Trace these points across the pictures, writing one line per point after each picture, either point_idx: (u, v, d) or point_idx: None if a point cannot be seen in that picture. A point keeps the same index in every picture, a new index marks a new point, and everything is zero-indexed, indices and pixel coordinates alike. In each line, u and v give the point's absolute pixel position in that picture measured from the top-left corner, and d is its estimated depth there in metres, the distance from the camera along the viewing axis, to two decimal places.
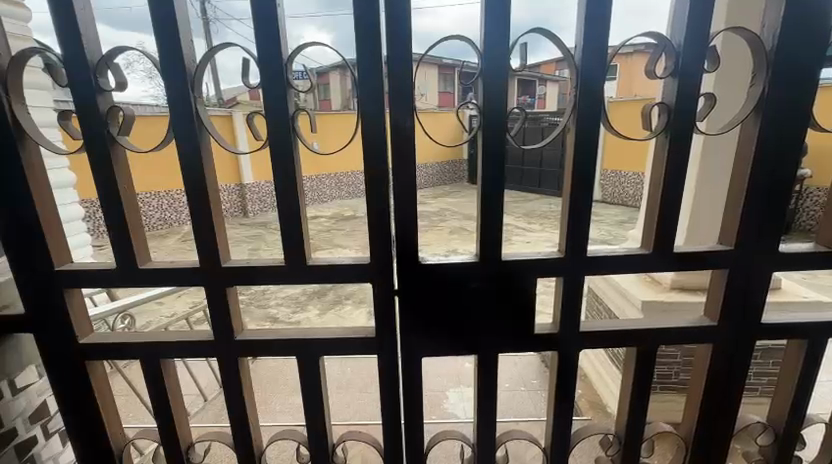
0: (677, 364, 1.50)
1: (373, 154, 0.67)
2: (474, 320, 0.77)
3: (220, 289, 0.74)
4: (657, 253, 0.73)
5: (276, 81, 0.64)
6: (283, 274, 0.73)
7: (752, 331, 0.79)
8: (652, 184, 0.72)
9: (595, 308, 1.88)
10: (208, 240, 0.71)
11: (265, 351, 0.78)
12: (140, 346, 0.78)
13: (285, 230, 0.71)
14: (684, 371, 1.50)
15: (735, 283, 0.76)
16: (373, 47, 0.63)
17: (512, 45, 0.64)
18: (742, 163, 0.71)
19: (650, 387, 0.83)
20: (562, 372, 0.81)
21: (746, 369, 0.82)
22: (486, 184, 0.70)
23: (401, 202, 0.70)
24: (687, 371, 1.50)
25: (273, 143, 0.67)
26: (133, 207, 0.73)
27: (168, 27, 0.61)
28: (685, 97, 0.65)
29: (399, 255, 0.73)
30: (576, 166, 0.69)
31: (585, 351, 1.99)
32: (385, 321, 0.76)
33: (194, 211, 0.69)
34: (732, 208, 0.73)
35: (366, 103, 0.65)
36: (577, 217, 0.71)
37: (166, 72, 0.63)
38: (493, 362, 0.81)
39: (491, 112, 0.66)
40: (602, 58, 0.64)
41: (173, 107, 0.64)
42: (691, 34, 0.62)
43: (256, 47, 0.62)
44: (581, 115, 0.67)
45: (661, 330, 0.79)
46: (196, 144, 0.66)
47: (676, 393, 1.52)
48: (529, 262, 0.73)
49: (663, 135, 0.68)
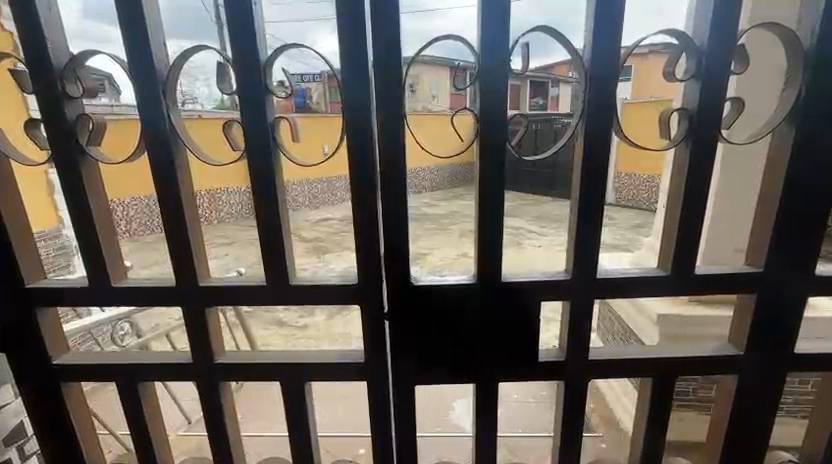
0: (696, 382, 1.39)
1: (359, 165, 0.62)
2: (472, 345, 0.71)
3: (197, 309, 0.69)
4: (676, 274, 0.66)
5: (254, 84, 0.59)
6: (264, 294, 0.68)
7: (784, 361, 0.71)
8: (670, 197, 0.65)
9: (608, 319, 1.79)
10: (184, 257, 0.66)
11: (248, 375, 0.73)
12: (113, 369, 0.73)
13: (266, 247, 0.66)
14: (702, 388, 1.40)
15: (765, 309, 0.68)
16: (358, 48, 0.58)
17: (512, 46, 0.58)
18: (773, 174, 0.64)
19: (667, 420, 0.75)
20: (570, 403, 0.74)
21: (776, 401, 0.73)
22: (484, 197, 0.64)
23: (391, 217, 0.64)
24: (705, 389, 1.39)
25: (251, 152, 0.62)
26: (106, 221, 0.68)
27: (139, 29, 0.57)
28: (708, 100, 0.58)
29: (389, 274, 0.67)
30: (584, 177, 0.62)
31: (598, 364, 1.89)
32: (375, 347, 0.70)
33: (169, 226, 0.65)
34: (762, 224, 0.66)
35: (350, 109, 0.60)
36: (586, 233, 0.64)
37: (136, 75, 0.58)
38: (493, 391, 0.74)
39: (488, 118, 0.60)
40: (615, 57, 0.57)
41: (144, 115, 0.60)
42: (717, 33, 0.55)
43: (232, 49, 0.58)
44: (590, 122, 0.60)
45: (680, 359, 0.71)
46: (169, 154, 0.62)
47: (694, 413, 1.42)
48: (532, 283, 0.67)
49: (683, 143, 0.61)
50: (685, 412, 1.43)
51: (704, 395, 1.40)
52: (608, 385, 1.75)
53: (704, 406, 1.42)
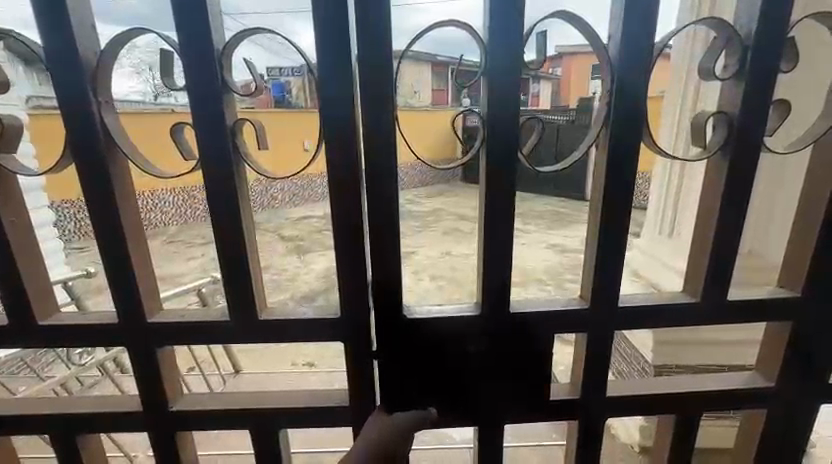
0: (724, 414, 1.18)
1: (341, 176, 0.52)
2: (474, 382, 0.62)
3: (147, 349, 0.58)
4: (703, 300, 0.58)
5: (208, 78, 0.48)
6: (229, 331, 0.57)
7: (817, 393, 0.64)
8: (700, 213, 0.57)
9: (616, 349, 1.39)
10: (128, 289, 0.55)
11: (210, 423, 0.62)
12: (46, 418, 0.61)
13: (230, 277, 0.55)
14: (720, 419, 1.18)
15: (799, 337, 0.61)
16: (339, 38, 0.47)
17: (526, 35, 0.48)
18: (817, 187, 0.56)
19: (687, 457, 0.68)
20: (583, 443, 0.66)
21: (806, 435, 0.67)
22: (489, 217, 0.54)
23: (380, 238, 0.55)
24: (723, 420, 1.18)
25: (208, 162, 0.51)
26: (27, 247, 0.55)
27: (55, 6, 0.45)
28: (751, 104, 0.50)
29: (378, 306, 0.57)
30: (606, 193, 0.54)
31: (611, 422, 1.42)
32: (362, 390, 0.60)
33: (106, 251, 0.53)
34: (801, 242, 0.58)
35: (330, 110, 0.49)
36: (606, 256, 0.56)
37: (57, 66, 0.46)
38: (497, 433, 0.65)
39: (494, 121, 0.51)
40: (645, 51, 0.49)
41: (68, 114, 0.48)
42: (765, 24, 0.47)
43: (178, 34, 0.46)
44: (613, 127, 0.51)
45: (704, 392, 0.64)
46: (103, 162, 0.50)
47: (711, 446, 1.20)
48: (543, 313, 0.58)
49: (719, 153, 0.52)
50: (714, 432, 1.19)
51: (723, 428, 1.19)
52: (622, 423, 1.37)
53: (722, 442, 1.20)
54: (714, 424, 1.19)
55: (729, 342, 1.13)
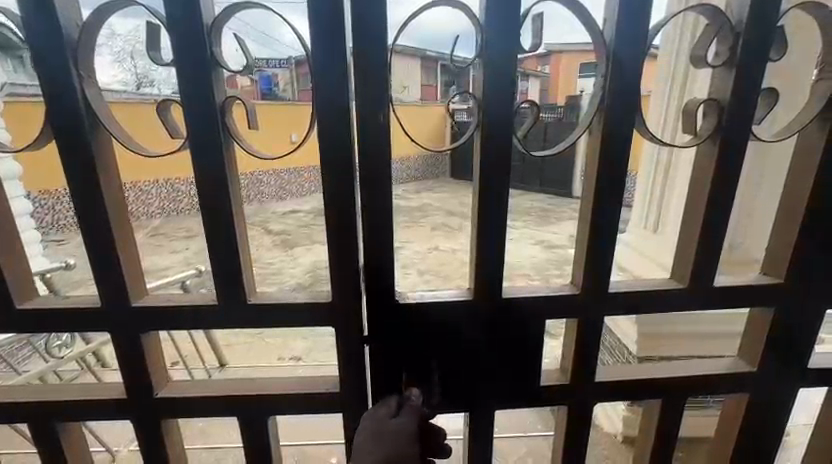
0: (707, 401, 1.21)
1: (332, 160, 0.51)
2: (466, 369, 0.62)
3: (133, 335, 0.56)
4: (691, 288, 0.59)
5: (198, 55, 0.46)
6: (218, 317, 0.56)
7: (796, 378, 0.66)
8: (690, 201, 0.58)
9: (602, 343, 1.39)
10: (112, 273, 0.53)
11: (196, 411, 0.61)
12: (26, 407, 0.59)
13: (220, 261, 0.54)
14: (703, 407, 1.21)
15: (780, 323, 0.63)
16: (334, 16, 0.46)
17: (523, 18, 0.47)
18: (801, 176, 0.57)
19: (672, 442, 0.69)
20: (571, 429, 0.67)
21: (786, 420, 0.69)
22: (483, 203, 0.54)
23: (372, 223, 0.54)
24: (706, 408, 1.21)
25: (197, 142, 0.49)
26: (7, 228, 0.53)
27: None
28: (741, 92, 0.50)
29: (370, 291, 0.57)
30: (599, 180, 0.54)
31: (598, 415, 1.43)
32: (354, 376, 0.60)
33: (89, 234, 0.51)
34: (785, 231, 0.60)
35: (322, 91, 0.48)
36: (597, 242, 0.56)
37: (40, 38, 0.44)
38: (487, 420, 0.65)
39: (489, 104, 0.51)
40: (639, 39, 0.49)
41: (50, 90, 0.46)
42: (755, 12, 0.47)
43: (168, 7, 0.45)
44: (607, 114, 0.52)
45: (688, 378, 0.66)
46: (87, 140, 0.48)
47: (694, 433, 1.23)
48: (535, 300, 0.59)
49: (708, 141, 0.53)
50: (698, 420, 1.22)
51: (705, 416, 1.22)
52: (609, 416, 1.39)
53: (705, 429, 1.23)
54: (699, 412, 1.22)
55: (711, 334, 1.15)
